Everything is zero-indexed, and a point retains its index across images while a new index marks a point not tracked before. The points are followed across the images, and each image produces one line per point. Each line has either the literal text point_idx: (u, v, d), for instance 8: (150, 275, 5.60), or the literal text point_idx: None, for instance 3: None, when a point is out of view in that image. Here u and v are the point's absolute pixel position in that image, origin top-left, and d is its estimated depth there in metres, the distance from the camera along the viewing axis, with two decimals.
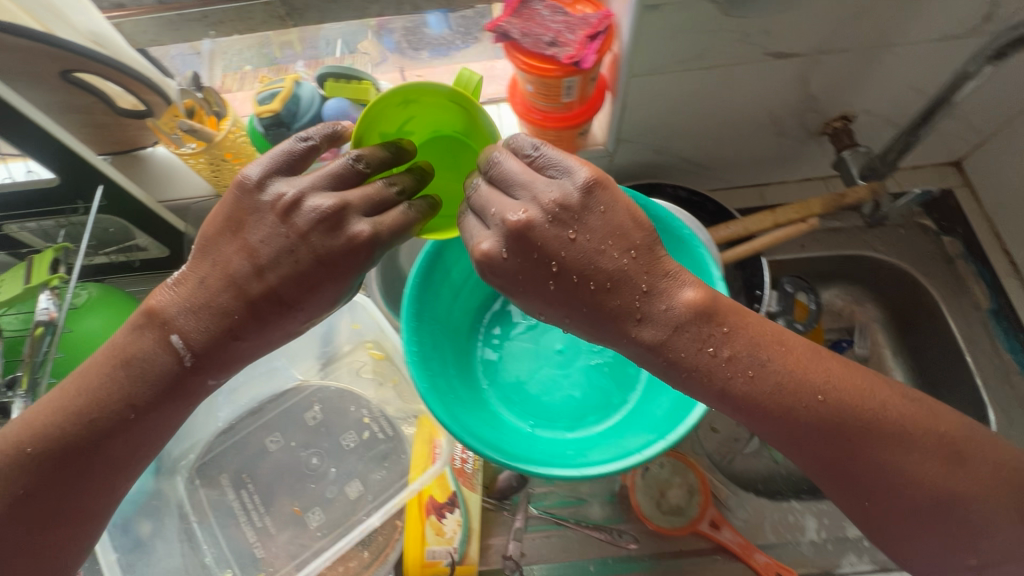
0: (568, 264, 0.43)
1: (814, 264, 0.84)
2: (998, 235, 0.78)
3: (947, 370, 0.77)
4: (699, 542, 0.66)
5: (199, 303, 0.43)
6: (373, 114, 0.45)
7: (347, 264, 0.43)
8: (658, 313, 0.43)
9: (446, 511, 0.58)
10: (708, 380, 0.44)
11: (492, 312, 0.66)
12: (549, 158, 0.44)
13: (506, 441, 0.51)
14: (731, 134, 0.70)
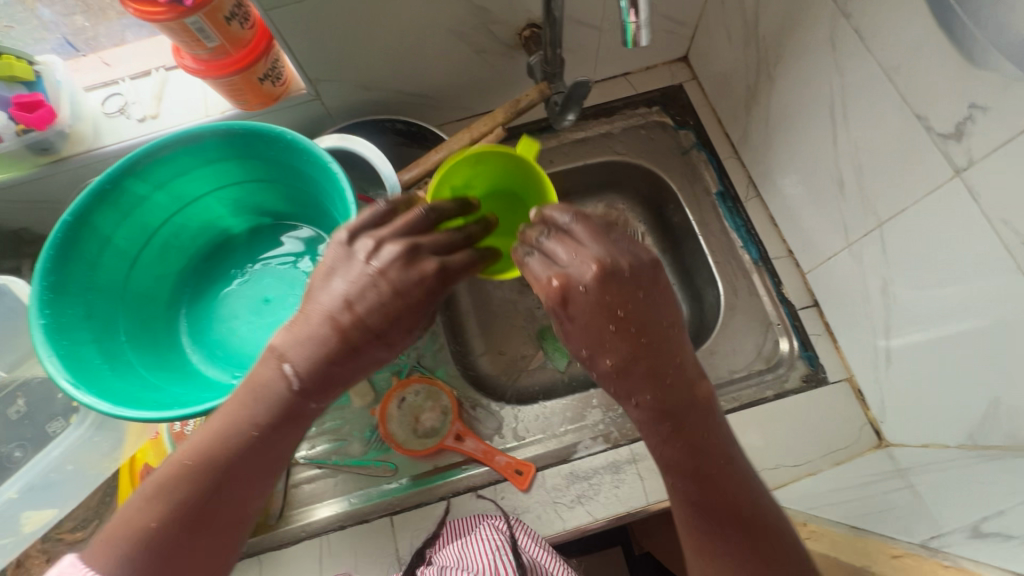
0: (636, 319, 0.45)
1: (574, 177, 0.87)
2: (720, 121, 0.83)
3: (691, 257, 0.83)
4: (454, 458, 0.68)
5: (308, 338, 0.43)
6: (448, 170, 0.56)
7: (414, 299, 0.46)
8: (684, 381, 0.45)
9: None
10: (705, 448, 0.45)
11: (200, 274, 0.65)
12: (616, 237, 0.49)
13: (172, 398, 0.52)
14: (431, 61, 0.72)
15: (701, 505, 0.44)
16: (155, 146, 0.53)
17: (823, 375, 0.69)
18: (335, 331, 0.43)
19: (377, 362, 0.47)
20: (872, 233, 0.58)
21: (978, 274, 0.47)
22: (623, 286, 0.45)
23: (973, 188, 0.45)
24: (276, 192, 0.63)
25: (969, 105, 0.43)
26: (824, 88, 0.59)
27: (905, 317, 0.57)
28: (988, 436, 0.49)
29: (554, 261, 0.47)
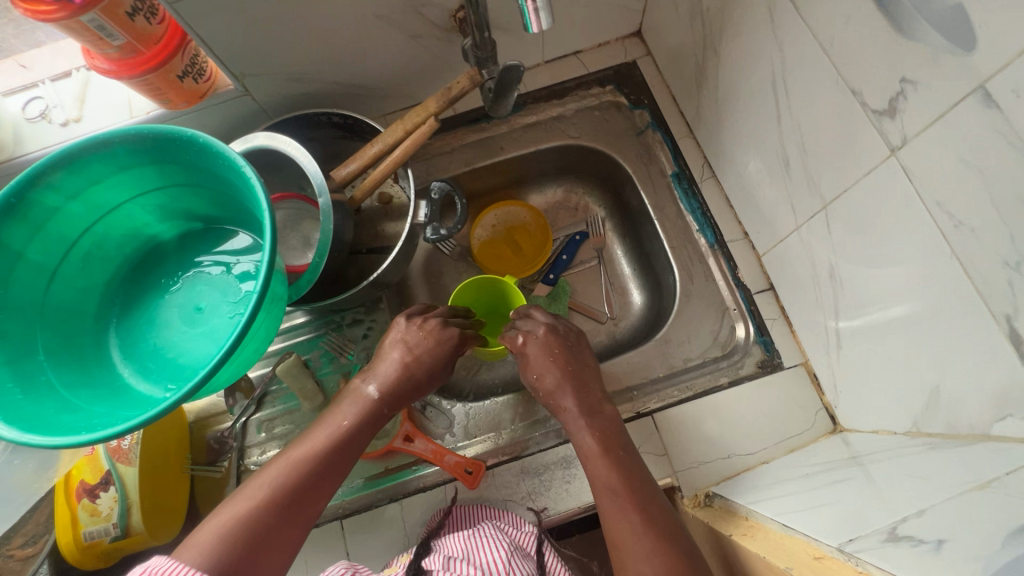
0: (573, 369, 0.65)
1: (527, 163, 0.85)
2: (675, 99, 0.80)
3: (649, 243, 0.81)
4: (405, 458, 0.68)
5: (385, 372, 0.63)
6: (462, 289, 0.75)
7: (436, 355, 0.66)
8: (605, 410, 0.62)
9: (98, 491, 0.59)
10: (618, 459, 0.57)
11: (130, 285, 0.63)
12: (565, 324, 0.71)
13: (89, 418, 0.49)
14: (362, 49, 0.68)
15: (610, 488, 0.55)
16: (58, 156, 0.50)
17: (778, 360, 0.67)
18: (403, 370, 0.63)
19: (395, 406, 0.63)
20: (818, 216, 0.56)
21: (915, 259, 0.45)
22: (575, 352, 0.67)
23: (907, 169, 0.42)
24: (201, 196, 0.60)
25: (900, 79, 0.40)
26: (768, 62, 0.56)
27: (852, 301, 0.55)
28: (930, 423, 0.48)
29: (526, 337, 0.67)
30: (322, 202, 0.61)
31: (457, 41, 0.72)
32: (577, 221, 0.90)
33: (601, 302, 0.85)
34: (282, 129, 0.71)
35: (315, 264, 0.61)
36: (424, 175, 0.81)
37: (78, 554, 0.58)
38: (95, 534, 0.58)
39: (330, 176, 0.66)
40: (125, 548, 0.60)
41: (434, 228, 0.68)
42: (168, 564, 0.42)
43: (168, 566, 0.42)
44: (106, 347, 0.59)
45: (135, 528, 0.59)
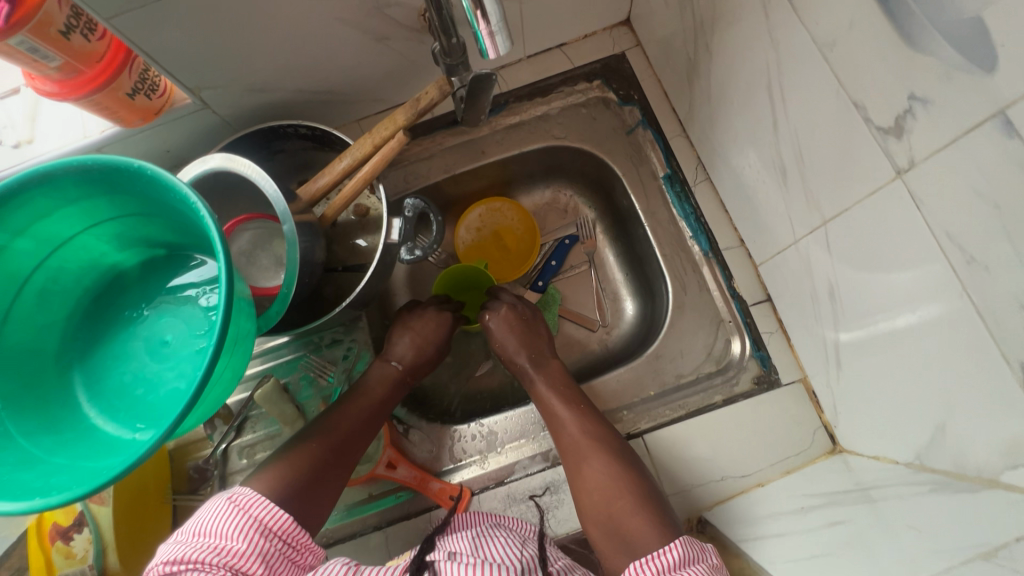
0: (532, 342, 0.70)
1: (511, 165, 0.80)
2: (667, 94, 0.74)
3: (640, 248, 0.77)
4: (389, 484, 0.66)
5: (409, 346, 0.69)
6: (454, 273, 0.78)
7: (429, 335, 0.71)
8: (560, 375, 0.67)
9: (72, 534, 0.58)
10: (599, 421, 0.61)
11: (92, 318, 0.60)
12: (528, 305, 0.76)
13: (45, 473, 0.46)
14: (325, 54, 0.63)
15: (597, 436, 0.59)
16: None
17: (776, 377, 0.64)
18: (417, 348, 0.69)
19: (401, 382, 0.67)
20: (817, 232, 0.52)
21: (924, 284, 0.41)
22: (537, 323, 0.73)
23: (915, 194, 0.38)
24: (159, 224, 0.57)
25: (909, 95, 0.36)
26: (763, 64, 0.51)
27: (854, 323, 0.51)
28: (933, 459, 0.45)
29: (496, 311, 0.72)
30: (287, 229, 0.57)
31: (429, 41, 0.67)
32: (567, 223, 0.85)
33: (592, 309, 0.82)
34: (246, 142, 0.67)
35: (284, 294, 0.57)
36: (402, 183, 0.77)
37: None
38: None
39: (300, 193, 0.63)
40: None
41: (410, 248, 0.65)
42: (249, 497, 0.49)
43: (250, 497, 0.48)
44: (70, 386, 0.56)
45: (113, 570, 0.58)
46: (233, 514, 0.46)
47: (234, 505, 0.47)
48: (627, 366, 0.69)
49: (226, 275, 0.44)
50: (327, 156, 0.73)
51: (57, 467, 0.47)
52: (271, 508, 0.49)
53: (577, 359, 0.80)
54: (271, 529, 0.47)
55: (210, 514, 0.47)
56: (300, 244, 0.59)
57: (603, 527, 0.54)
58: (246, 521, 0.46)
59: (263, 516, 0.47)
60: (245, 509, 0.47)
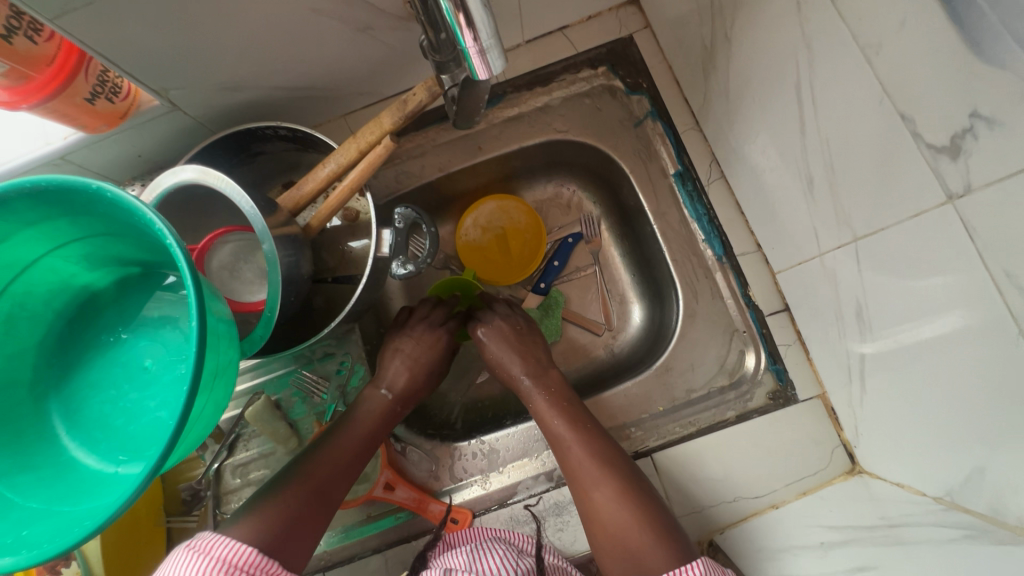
0: (528, 356, 0.66)
1: (510, 161, 0.75)
2: (678, 82, 0.68)
3: (649, 250, 0.73)
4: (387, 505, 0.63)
5: (401, 370, 0.65)
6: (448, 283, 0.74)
7: (421, 356, 0.67)
8: (560, 392, 0.63)
9: (61, 568, 0.57)
10: (607, 445, 0.57)
11: (67, 343, 0.55)
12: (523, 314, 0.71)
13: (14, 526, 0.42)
14: (302, 47, 0.57)
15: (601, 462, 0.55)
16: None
17: (792, 393, 0.60)
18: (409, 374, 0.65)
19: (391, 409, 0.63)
20: (846, 248, 0.47)
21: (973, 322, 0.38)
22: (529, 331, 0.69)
23: (967, 223, 0.35)
24: (131, 243, 0.51)
25: (970, 113, 0.33)
26: (792, 60, 0.46)
27: (884, 347, 0.47)
28: (969, 498, 0.42)
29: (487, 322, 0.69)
30: (266, 249, 0.53)
31: (418, 29, 0.61)
32: (570, 221, 0.80)
33: (598, 312, 0.78)
34: (222, 145, 0.62)
35: (268, 317, 0.53)
36: (394, 183, 0.71)
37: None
38: None
39: (281, 202, 0.58)
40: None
41: (402, 263, 0.60)
42: (210, 538, 0.45)
43: (209, 539, 0.45)
44: (46, 418, 0.52)
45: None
46: (194, 557, 0.44)
47: (193, 551, 0.44)
48: (635, 379, 0.66)
49: (198, 309, 0.40)
50: (312, 158, 0.67)
51: (29, 516, 0.43)
52: (237, 545, 0.46)
53: (581, 365, 0.76)
54: (237, 567, 0.44)
55: (170, 562, 0.44)
56: (282, 260, 0.55)
57: (618, 555, 0.51)
58: (209, 562, 0.43)
59: (228, 555, 0.44)
60: (208, 551, 0.44)
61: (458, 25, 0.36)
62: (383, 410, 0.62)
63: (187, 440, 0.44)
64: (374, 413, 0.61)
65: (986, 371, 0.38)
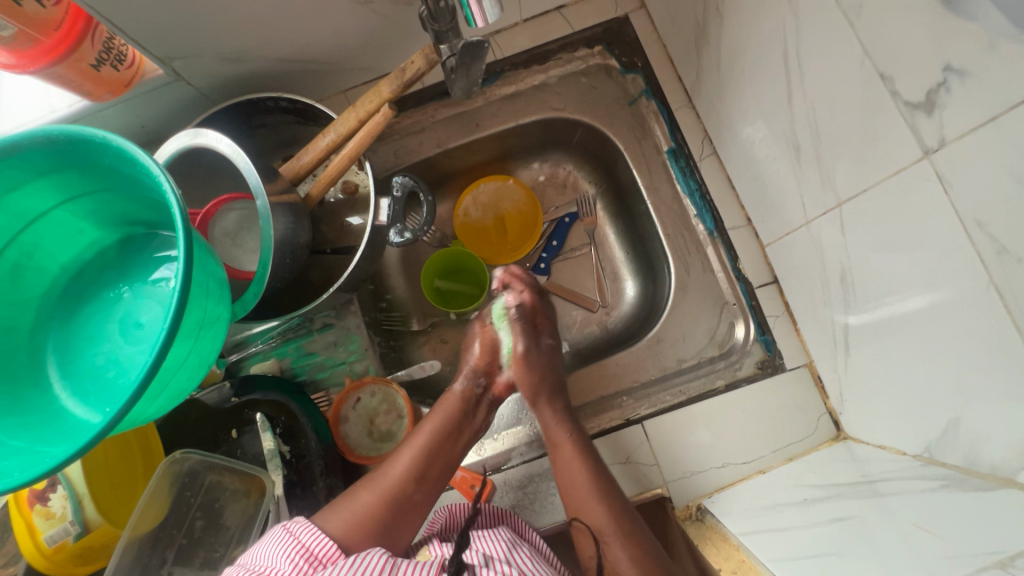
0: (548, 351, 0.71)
1: (507, 139, 0.76)
2: (672, 60, 0.69)
3: (643, 227, 0.74)
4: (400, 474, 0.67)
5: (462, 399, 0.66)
6: (447, 254, 0.76)
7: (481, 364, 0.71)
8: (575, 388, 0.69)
9: (48, 493, 0.56)
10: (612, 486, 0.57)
11: (69, 298, 0.57)
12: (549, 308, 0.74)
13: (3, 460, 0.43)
14: (302, 19, 0.58)
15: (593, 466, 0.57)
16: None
17: (780, 362, 0.62)
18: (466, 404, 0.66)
19: (435, 452, 0.61)
20: (831, 214, 0.49)
21: (934, 263, 0.40)
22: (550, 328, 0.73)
23: (943, 175, 0.36)
24: (134, 200, 0.53)
25: (944, 67, 0.34)
26: (780, 30, 0.47)
27: (867, 309, 0.49)
28: (945, 453, 0.43)
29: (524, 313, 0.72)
30: (260, 204, 0.53)
31: (417, 3, 0.62)
32: (567, 201, 0.81)
33: (592, 289, 0.79)
34: (226, 115, 0.63)
35: (260, 275, 0.54)
36: (392, 159, 0.72)
37: (46, 564, 0.56)
38: (58, 536, 0.56)
39: (282, 169, 0.60)
40: (95, 545, 0.59)
41: (399, 231, 0.62)
42: (301, 524, 0.51)
43: (301, 524, 0.51)
44: (42, 365, 0.54)
45: (94, 521, 0.57)
46: (284, 539, 0.49)
47: (287, 534, 0.49)
48: (627, 350, 0.67)
49: (184, 267, 0.41)
50: (312, 131, 0.69)
51: (16, 450, 0.45)
52: (318, 534, 0.50)
53: (573, 342, 0.78)
54: (316, 557, 0.48)
55: (262, 544, 0.49)
56: (279, 225, 0.56)
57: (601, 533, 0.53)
58: (294, 546, 0.48)
59: (311, 543, 0.49)
60: (295, 535, 0.49)
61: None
62: (430, 452, 0.60)
63: (166, 390, 0.46)
64: (444, 411, 0.64)
65: (959, 333, 0.40)
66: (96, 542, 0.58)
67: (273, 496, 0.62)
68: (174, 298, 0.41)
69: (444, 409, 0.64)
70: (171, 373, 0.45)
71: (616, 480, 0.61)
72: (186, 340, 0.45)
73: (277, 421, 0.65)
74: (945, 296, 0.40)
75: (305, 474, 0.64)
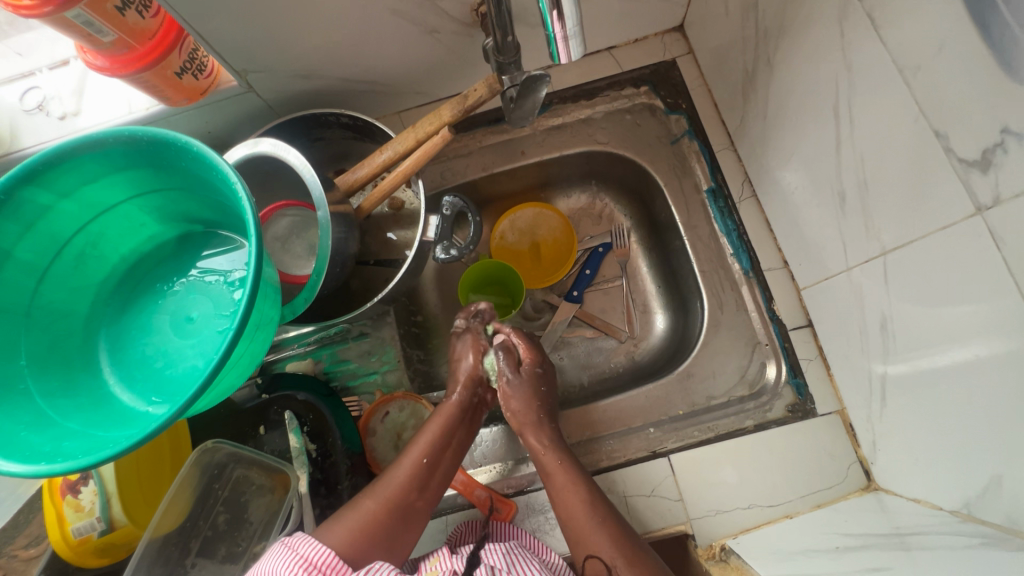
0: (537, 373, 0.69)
1: (549, 168, 0.78)
2: (716, 104, 0.72)
3: (677, 262, 0.75)
4: None
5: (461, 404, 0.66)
6: (489, 270, 0.79)
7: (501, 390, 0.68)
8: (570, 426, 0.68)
9: (80, 486, 0.57)
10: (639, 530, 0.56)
11: (123, 288, 0.59)
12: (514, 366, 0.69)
13: (61, 442, 0.45)
14: (371, 42, 0.62)
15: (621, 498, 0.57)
16: (47, 154, 0.45)
17: (812, 407, 0.62)
18: (461, 410, 0.65)
19: (431, 462, 0.60)
20: (875, 262, 0.50)
21: (983, 319, 0.40)
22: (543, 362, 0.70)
23: (994, 231, 0.37)
24: (198, 200, 0.56)
25: (1001, 129, 0.35)
26: (830, 82, 0.49)
27: (905, 359, 0.49)
28: (986, 510, 0.43)
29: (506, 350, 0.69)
30: (320, 215, 0.56)
31: (479, 36, 0.65)
32: (601, 231, 0.83)
33: (621, 321, 0.80)
34: (289, 127, 0.67)
35: (313, 280, 0.57)
36: (439, 179, 0.75)
37: (71, 554, 0.57)
38: (84, 530, 0.56)
39: (337, 182, 0.62)
40: (117, 543, 0.59)
41: (445, 247, 0.63)
42: (300, 539, 0.49)
43: (301, 539, 0.49)
44: (94, 351, 0.56)
45: (119, 520, 0.57)
46: (285, 554, 0.47)
47: (287, 548, 0.48)
48: (656, 383, 0.67)
49: (254, 270, 0.44)
50: (366, 147, 0.72)
51: (69, 433, 0.47)
52: (319, 546, 0.49)
53: (599, 369, 0.78)
54: (318, 568, 0.47)
55: (263, 561, 0.47)
56: (334, 233, 0.59)
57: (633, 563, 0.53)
58: (296, 561, 0.46)
59: (313, 556, 0.47)
60: (295, 549, 0.48)
61: (549, 14, 0.37)
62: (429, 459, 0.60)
63: (218, 386, 0.47)
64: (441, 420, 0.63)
65: (1006, 391, 0.40)
66: (118, 540, 0.58)
67: (296, 492, 0.62)
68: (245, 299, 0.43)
69: (443, 416, 0.64)
70: (227, 369, 0.47)
71: (640, 511, 0.61)
72: (244, 339, 0.47)
73: (305, 419, 0.67)
74: (989, 348, 0.40)
75: (330, 472, 0.66)
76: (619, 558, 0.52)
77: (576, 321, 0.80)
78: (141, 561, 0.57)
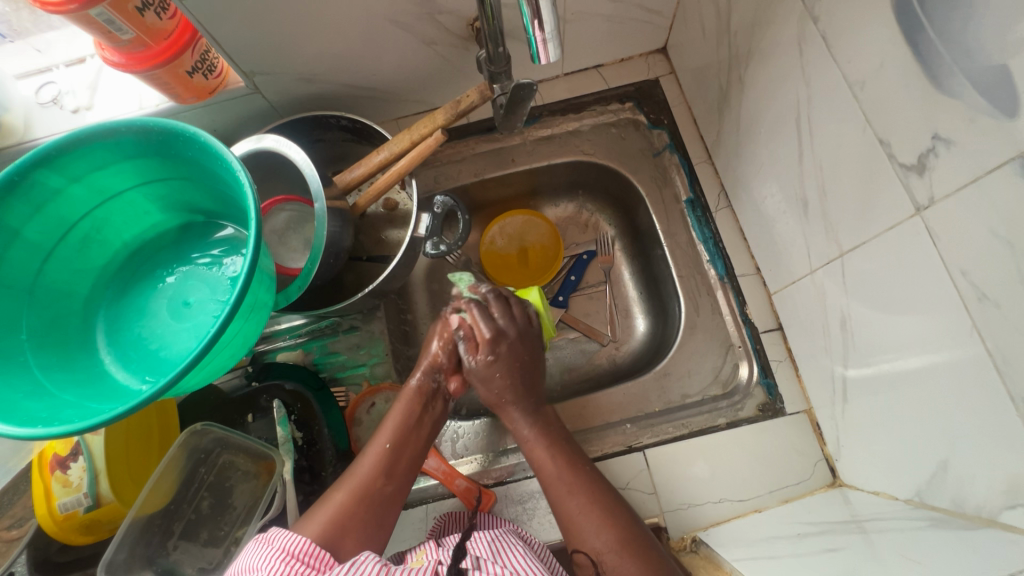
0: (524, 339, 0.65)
1: (538, 176, 0.82)
2: (695, 121, 0.77)
3: (658, 267, 0.79)
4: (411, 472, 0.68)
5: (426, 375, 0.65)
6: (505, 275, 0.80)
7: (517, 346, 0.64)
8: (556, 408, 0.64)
9: (69, 462, 0.58)
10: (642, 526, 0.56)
11: (123, 272, 0.62)
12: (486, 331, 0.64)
13: (57, 412, 0.47)
14: (372, 51, 0.66)
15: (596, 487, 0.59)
16: (63, 139, 0.48)
17: (780, 406, 0.65)
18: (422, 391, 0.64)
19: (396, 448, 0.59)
20: (834, 263, 0.53)
21: (925, 312, 0.43)
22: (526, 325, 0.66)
23: (932, 230, 0.41)
24: (201, 190, 0.59)
25: (932, 136, 0.39)
26: (793, 98, 0.54)
27: (861, 355, 0.53)
28: (934, 496, 0.46)
29: (467, 334, 0.65)
30: (317, 207, 0.59)
31: (474, 50, 0.70)
32: (587, 238, 0.87)
33: (603, 324, 0.83)
34: (292, 127, 0.70)
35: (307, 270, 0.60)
36: (432, 182, 0.79)
37: (55, 529, 0.57)
38: (69, 505, 0.57)
39: (335, 181, 0.65)
40: (101, 520, 0.60)
41: (435, 244, 0.67)
42: (277, 532, 0.49)
43: (277, 531, 0.49)
44: (92, 331, 0.58)
45: (106, 497, 0.58)
46: (262, 548, 0.47)
47: (264, 542, 0.48)
48: (634, 380, 0.70)
49: (252, 254, 0.46)
50: (364, 149, 0.75)
51: (64, 404, 0.49)
52: (295, 538, 0.48)
53: (581, 371, 0.81)
54: (295, 557, 0.47)
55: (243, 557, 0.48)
56: (329, 226, 0.62)
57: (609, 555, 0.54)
58: (273, 553, 0.46)
59: (289, 546, 0.47)
60: (270, 543, 0.48)
61: (530, 23, 0.41)
62: (392, 449, 0.59)
63: (211, 364, 0.50)
64: (401, 408, 0.62)
65: (946, 380, 0.43)
66: (103, 517, 0.59)
67: (280, 477, 0.63)
68: (242, 278, 0.46)
69: (403, 403, 0.63)
70: (219, 348, 0.49)
71: None
72: (237, 318, 0.49)
73: (293, 407, 0.69)
74: (931, 340, 0.44)
75: (315, 460, 0.68)
76: (600, 543, 0.53)
77: (562, 325, 0.83)
78: (124, 538, 0.58)
